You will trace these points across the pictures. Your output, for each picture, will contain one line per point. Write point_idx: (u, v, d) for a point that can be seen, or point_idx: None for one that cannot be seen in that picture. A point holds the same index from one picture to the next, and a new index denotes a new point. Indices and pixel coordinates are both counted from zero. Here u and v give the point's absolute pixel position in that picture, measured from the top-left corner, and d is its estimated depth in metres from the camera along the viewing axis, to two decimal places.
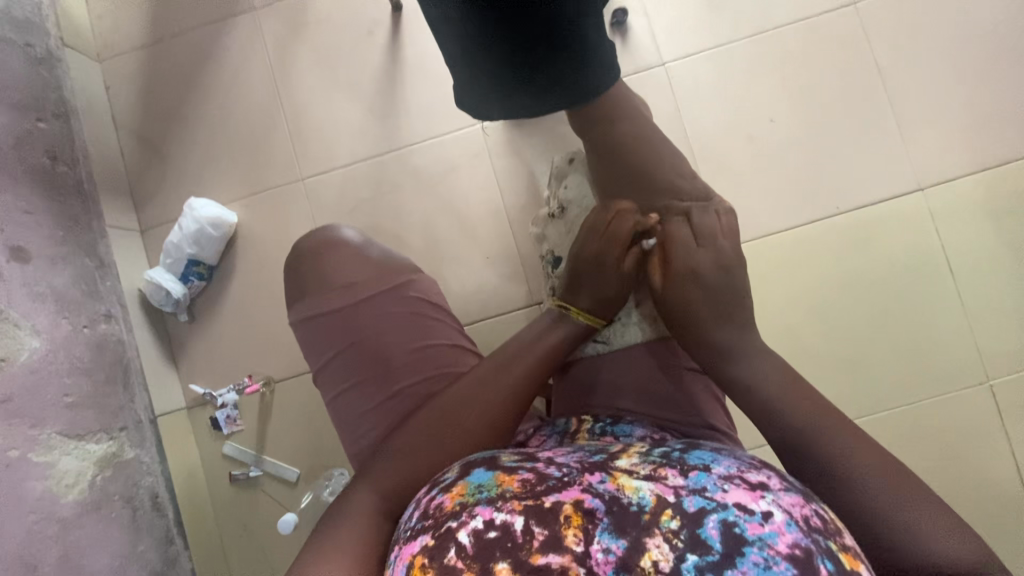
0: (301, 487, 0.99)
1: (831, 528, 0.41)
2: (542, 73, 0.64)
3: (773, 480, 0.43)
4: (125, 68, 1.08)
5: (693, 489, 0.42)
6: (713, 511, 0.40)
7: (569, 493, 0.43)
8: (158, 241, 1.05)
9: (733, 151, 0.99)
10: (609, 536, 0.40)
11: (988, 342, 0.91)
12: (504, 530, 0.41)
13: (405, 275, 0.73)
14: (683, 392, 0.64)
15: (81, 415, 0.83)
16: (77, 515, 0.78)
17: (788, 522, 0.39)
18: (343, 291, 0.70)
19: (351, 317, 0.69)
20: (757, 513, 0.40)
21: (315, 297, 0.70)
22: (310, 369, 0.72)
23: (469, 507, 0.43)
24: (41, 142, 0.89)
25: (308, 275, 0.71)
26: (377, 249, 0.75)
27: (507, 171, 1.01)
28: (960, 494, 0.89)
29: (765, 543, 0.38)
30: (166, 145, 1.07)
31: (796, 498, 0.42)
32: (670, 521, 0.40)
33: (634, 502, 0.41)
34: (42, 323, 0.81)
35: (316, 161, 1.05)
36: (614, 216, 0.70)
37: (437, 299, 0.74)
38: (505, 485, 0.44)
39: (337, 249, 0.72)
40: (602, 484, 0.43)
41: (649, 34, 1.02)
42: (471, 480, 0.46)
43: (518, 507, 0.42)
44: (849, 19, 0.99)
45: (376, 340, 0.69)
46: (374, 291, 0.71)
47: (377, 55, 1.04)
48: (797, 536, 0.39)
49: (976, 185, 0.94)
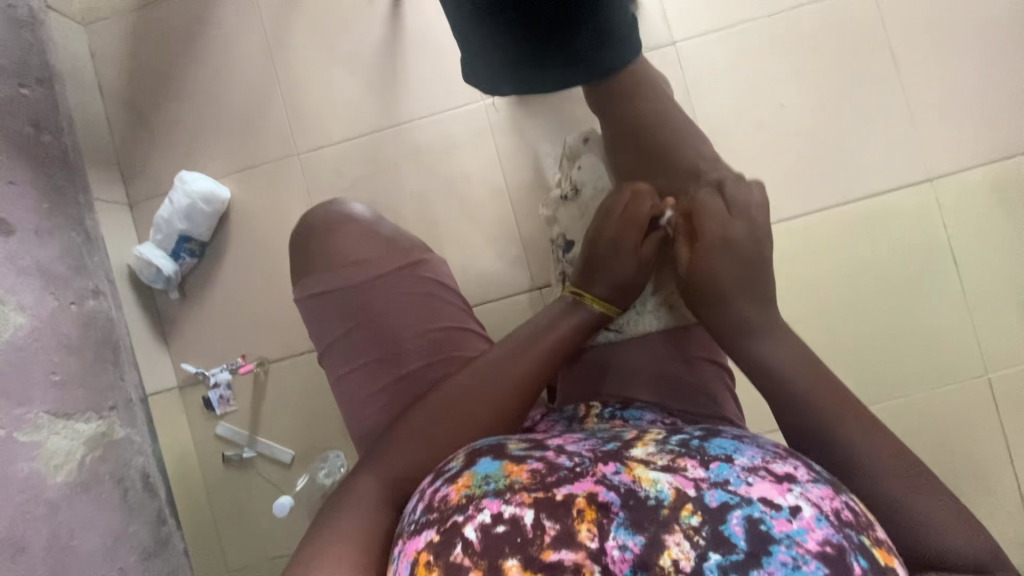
0: (296, 469, 0.98)
1: (862, 521, 0.40)
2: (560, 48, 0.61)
3: (800, 471, 0.42)
4: (111, 33, 1.03)
5: (715, 483, 0.41)
6: (738, 507, 0.39)
7: (581, 485, 0.42)
8: (148, 216, 1.02)
9: (742, 136, 0.97)
10: (626, 532, 0.39)
11: (989, 336, 0.91)
12: (513, 524, 0.40)
13: (416, 255, 0.71)
14: (694, 379, 0.64)
15: (70, 394, 0.80)
16: (67, 496, 0.76)
17: (818, 518, 0.38)
18: (351, 269, 0.68)
19: (360, 296, 0.67)
20: (784, 508, 0.39)
21: (324, 274, 0.68)
22: (315, 348, 0.70)
23: (476, 499, 0.42)
24: (23, 109, 0.85)
25: (316, 250, 0.69)
26: (389, 226, 0.73)
27: (511, 151, 0.98)
28: (954, 485, 0.90)
29: (793, 541, 0.37)
30: (155, 116, 1.03)
31: (825, 491, 0.41)
32: (690, 517, 0.39)
33: (651, 496, 0.40)
34: (27, 298, 0.78)
35: (313, 136, 1.01)
36: (631, 199, 0.68)
37: (446, 280, 0.73)
38: (514, 475, 0.43)
39: (345, 225, 0.70)
40: (617, 475, 0.42)
41: (661, 11, 0.98)
42: (478, 469, 0.45)
43: (528, 500, 0.41)
44: (865, 1, 0.96)
45: (384, 320, 0.67)
46: (385, 270, 0.69)
47: (377, 27, 1.00)
48: (827, 533, 0.38)
49: (986, 177, 0.93)
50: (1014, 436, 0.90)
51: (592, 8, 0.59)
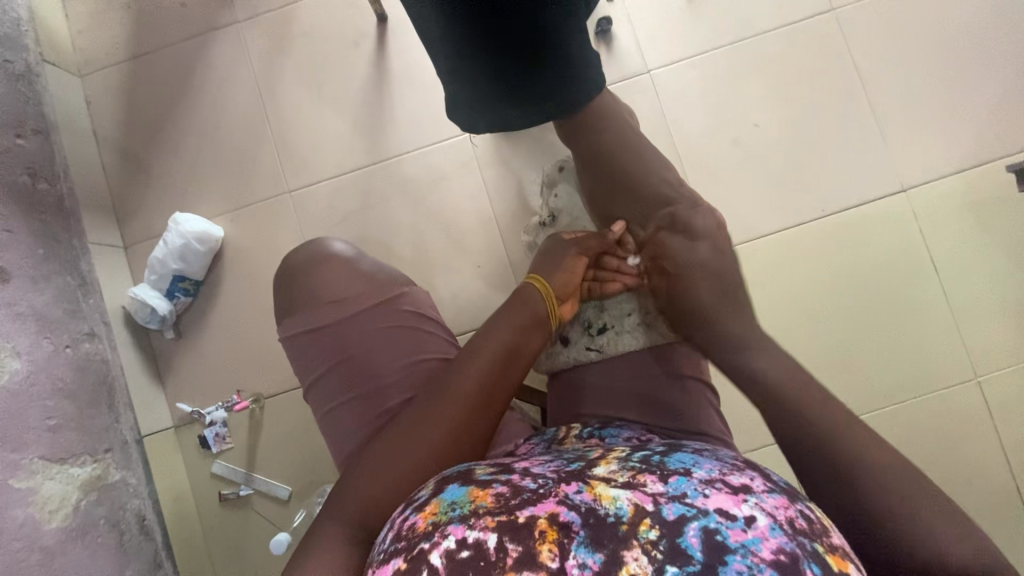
0: (293, 505, 0.97)
1: (817, 529, 0.42)
2: (519, 83, 0.63)
3: (756, 482, 0.45)
4: (106, 82, 1.06)
5: (672, 496, 0.42)
6: (695, 519, 0.40)
7: (543, 506, 0.43)
8: (142, 258, 1.03)
9: (720, 156, 1.00)
10: (586, 550, 0.40)
11: (975, 340, 0.93)
12: (477, 548, 0.41)
13: (396, 288, 0.72)
14: (674, 392, 0.66)
15: (64, 438, 0.80)
16: (61, 542, 0.75)
17: (772, 526, 0.40)
18: (330, 307, 0.69)
19: (343, 332, 0.69)
20: (740, 518, 0.40)
21: (306, 312, 0.69)
22: (301, 385, 0.71)
23: (442, 526, 0.43)
24: (21, 158, 0.87)
25: (298, 290, 0.71)
26: (367, 261, 0.74)
27: (496, 181, 1.01)
28: (955, 491, 0.90)
29: (749, 550, 0.38)
30: (150, 160, 1.05)
31: (779, 500, 0.43)
32: (648, 532, 0.40)
33: (611, 514, 0.41)
34: (23, 344, 0.78)
35: (304, 172, 1.04)
36: (582, 233, 0.78)
37: (428, 312, 0.74)
38: (479, 500, 0.44)
39: (326, 264, 0.71)
40: (579, 494, 0.44)
41: (634, 43, 1.03)
42: (444, 497, 0.46)
43: (491, 523, 0.42)
44: (829, 25, 1.01)
45: (368, 354, 0.68)
46: (366, 305, 0.70)
47: (363, 66, 1.04)
48: (780, 541, 0.39)
49: (957, 186, 0.96)
50: (1010, 439, 0.90)
51: (550, 48, 0.60)
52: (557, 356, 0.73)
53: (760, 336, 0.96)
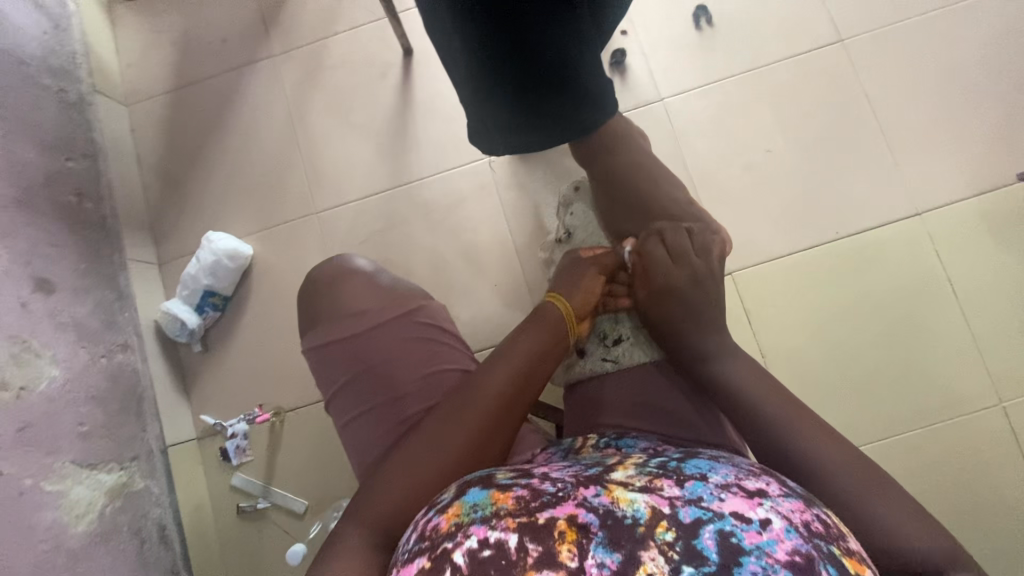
0: (309, 519, 0.98)
1: (833, 532, 0.42)
2: (534, 109, 0.67)
3: (772, 486, 0.45)
4: (149, 111, 1.14)
5: (689, 500, 0.43)
6: (710, 521, 0.41)
7: (563, 509, 0.44)
8: (175, 274, 1.08)
9: (733, 180, 1.02)
10: (604, 550, 0.41)
11: (998, 364, 0.91)
12: (499, 548, 0.41)
13: (415, 301, 0.75)
14: (690, 404, 0.66)
15: (95, 444, 0.83)
16: (86, 546, 0.77)
17: (786, 529, 0.41)
18: (353, 319, 0.72)
19: (364, 343, 0.71)
20: (755, 521, 0.41)
21: (329, 324, 0.72)
22: (322, 395, 0.74)
23: (464, 526, 0.44)
24: (70, 179, 0.94)
25: (321, 303, 0.74)
26: (387, 276, 0.77)
27: (514, 203, 1.04)
28: (983, 521, 0.87)
29: (763, 552, 0.39)
30: (186, 182, 1.11)
31: (796, 504, 0.43)
32: (665, 533, 0.41)
33: (628, 515, 0.42)
34: (62, 352, 0.82)
35: (330, 195, 1.08)
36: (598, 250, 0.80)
37: (445, 324, 0.76)
38: (499, 502, 0.45)
39: (348, 278, 0.74)
40: (597, 497, 0.44)
41: (648, 73, 1.07)
42: (466, 500, 0.47)
43: (512, 525, 0.43)
44: (837, 55, 1.04)
45: (388, 365, 0.70)
46: (387, 317, 0.72)
47: (389, 95, 1.10)
48: (795, 543, 0.40)
49: (973, 209, 0.96)
50: None
51: (561, 73, 0.64)
52: (573, 367, 0.75)
53: (777, 358, 0.96)
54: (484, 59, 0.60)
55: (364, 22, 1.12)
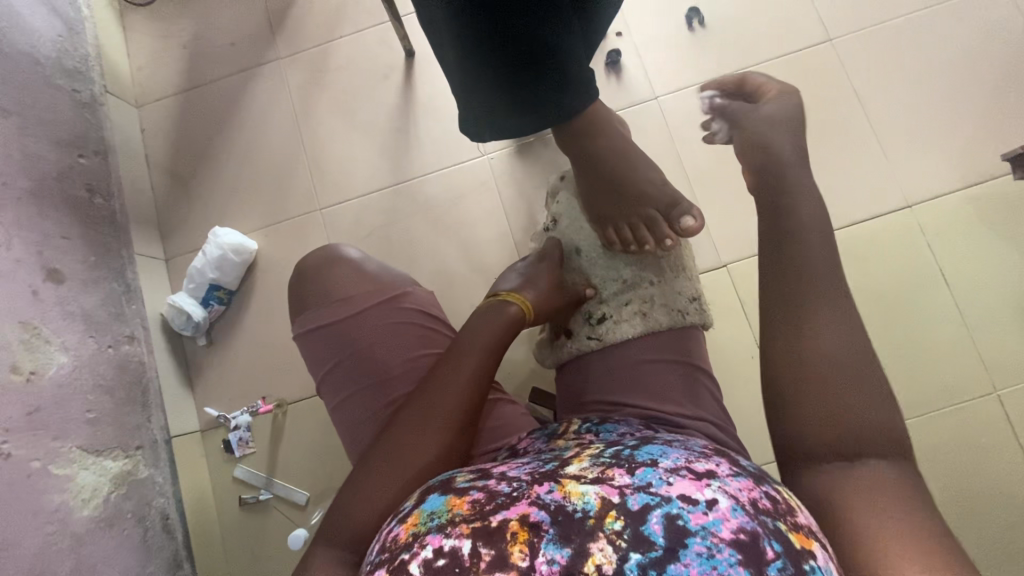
0: (311, 510, 0.99)
1: (782, 508, 0.43)
2: (519, 94, 0.69)
3: (721, 468, 0.46)
4: (159, 112, 1.17)
5: (638, 487, 0.43)
6: (657, 506, 0.42)
7: (515, 509, 0.43)
8: (181, 269, 1.11)
9: (727, 175, 1.05)
10: (554, 547, 0.41)
11: (991, 352, 0.93)
12: (452, 555, 0.41)
13: (403, 287, 0.76)
14: (675, 379, 0.68)
15: (101, 431, 0.85)
16: (91, 531, 0.78)
17: (732, 508, 0.41)
18: (343, 303, 0.73)
19: (352, 328, 0.72)
20: (702, 502, 0.42)
21: (319, 308, 0.74)
22: (313, 378, 0.76)
23: (420, 536, 0.44)
24: (81, 175, 0.96)
25: (310, 288, 0.75)
26: (374, 263, 0.78)
27: (513, 198, 1.07)
28: (980, 507, 0.88)
29: (708, 532, 0.40)
30: (194, 181, 1.14)
31: (743, 483, 0.44)
32: (614, 523, 0.41)
33: (579, 509, 0.42)
34: (71, 340, 0.84)
35: (334, 192, 1.11)
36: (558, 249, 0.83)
37: (433, 310, 0.78)
38: (455, 508, 0.45)
39: (338, 263, 0.76)
40: (549, 494, 0.44)
41: (643, 72, 1.10)
42: (424, 507, 0.47)
43: (466, 530, 0.42)
44: (827, 53, 1.07)
45: (376, 349, 0.72)
46: (375, 302, 0.74)
47: (391, 95, 1.13)
48: (741, 521, 0.41)
49: (963, 201, 0.98)
50: None
51: (545, 60, 0.66)
52: (562, 348, 0.77)
53: None
54: (470, 46, 0.63)
55: (368, 25, 1.16)
